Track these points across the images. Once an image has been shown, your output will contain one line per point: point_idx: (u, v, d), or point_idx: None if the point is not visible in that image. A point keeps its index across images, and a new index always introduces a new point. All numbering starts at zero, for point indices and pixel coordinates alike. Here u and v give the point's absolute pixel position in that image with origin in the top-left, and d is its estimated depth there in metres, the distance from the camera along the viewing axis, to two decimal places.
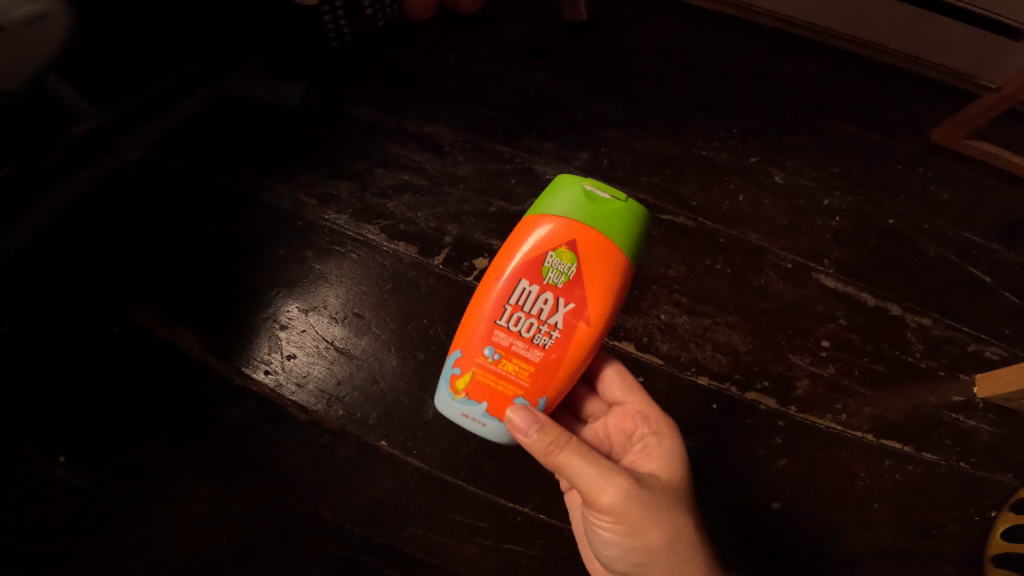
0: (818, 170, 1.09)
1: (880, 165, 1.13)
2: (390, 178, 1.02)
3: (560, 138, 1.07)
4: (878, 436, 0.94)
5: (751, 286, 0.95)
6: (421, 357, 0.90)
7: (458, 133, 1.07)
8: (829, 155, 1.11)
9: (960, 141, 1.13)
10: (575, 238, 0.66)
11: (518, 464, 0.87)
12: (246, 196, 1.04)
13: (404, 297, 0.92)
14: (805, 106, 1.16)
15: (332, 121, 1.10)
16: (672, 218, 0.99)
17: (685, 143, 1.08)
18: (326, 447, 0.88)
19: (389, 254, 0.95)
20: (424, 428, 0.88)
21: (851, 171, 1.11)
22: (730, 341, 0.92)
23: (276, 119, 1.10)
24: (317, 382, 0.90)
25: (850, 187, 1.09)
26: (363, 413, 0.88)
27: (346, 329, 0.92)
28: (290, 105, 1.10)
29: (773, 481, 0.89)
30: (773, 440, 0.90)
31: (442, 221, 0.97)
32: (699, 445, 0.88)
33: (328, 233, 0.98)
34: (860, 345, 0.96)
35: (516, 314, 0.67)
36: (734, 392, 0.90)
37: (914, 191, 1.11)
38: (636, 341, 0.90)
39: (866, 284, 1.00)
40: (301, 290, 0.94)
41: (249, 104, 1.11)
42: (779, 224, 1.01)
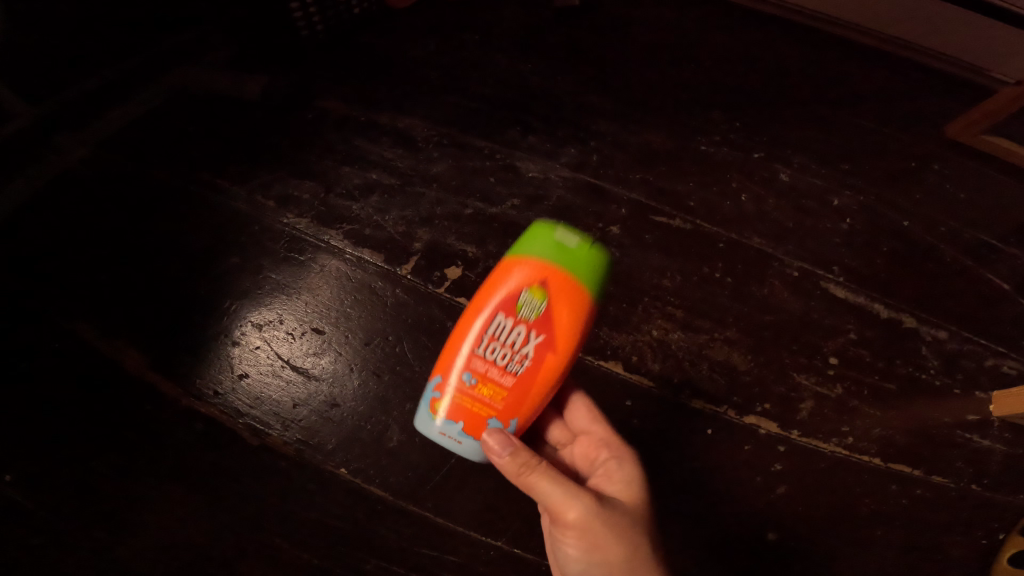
0: (826, 168, 1.00)
1: (894, 163, 1.04)
2: (357, 177, 0.92)
3: (546, 131, 0.97)
4: (886, 460, 0.85)
5: (754, 298, 0.86)
6: (387, 379, 0.81)
7: (433, 129, 0.97)
8: (840, 154, 1.02)
9: (981, 138, 1.04)
10: (548, 276, 0.57)
11: (492, 495, 0.78)
12: (201, 199, 0.95)
13: (368, 311, 0.83)
14: (815, 100, 1.06)
15: (298, 115, 1.00)
16: (667, 221, 0.89)
17: (683, 138, 0.98)
18: (282, 474, 0.80)
19: (352, 263, 0.85)
20: (389, 456, 0.79)
21: (862, 169, 1.02)
22: (730, 360, 0.83)
23: (238, 112, 1.01)
24: (274, 405, 0.82)
25: (861, 187, 1.00)
26: (321, 439, 0.80)
27: (303, 346, 0.83)
28: (254, 100, 1.01)
29: (772, 511, 0.81)
30: (772, 467, 0.81)
31: (411, 224, 0.87)
32: (692, 472, 0.80)
33: (287, 240, 0.88)
34: (871, 362, 0.87)
35: (490, 343, 0.57)
36: (732, 416, 0.81)
37: (928, 191, 1.03)
38: (624, 361, 0.81)
39: (878, 293, 0.91)
40: (256, 303, 0.86)
41: (208, 97, 1.02)
42: (784, 226, 0.92)
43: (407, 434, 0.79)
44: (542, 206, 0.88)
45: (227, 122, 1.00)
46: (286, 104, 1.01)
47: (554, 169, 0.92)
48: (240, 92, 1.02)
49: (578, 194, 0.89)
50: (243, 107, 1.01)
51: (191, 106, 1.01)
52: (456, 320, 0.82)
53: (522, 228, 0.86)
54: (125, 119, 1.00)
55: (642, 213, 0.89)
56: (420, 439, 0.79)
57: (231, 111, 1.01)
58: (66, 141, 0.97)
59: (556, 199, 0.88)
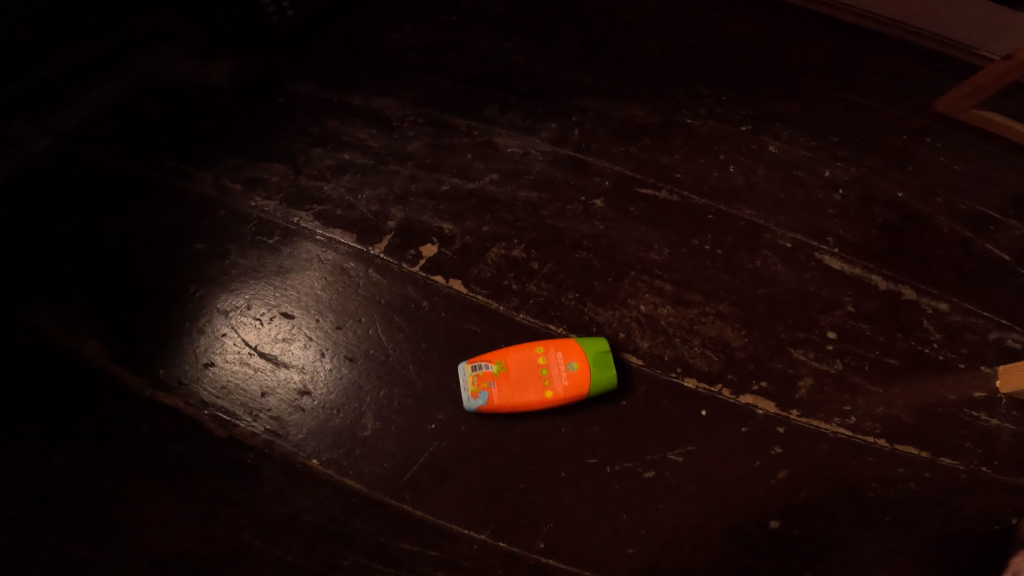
0: (816, 140, 0.97)
1: (886, 134, 1.01)
2: (329, 158, 0.88)
3: (525, 108, 0.93)
4: (891, 441, 0.80)
5: (746, 271, 0.82)
6: (360, 364, 0.76)
7: (409, 108, 0.94)
8: (830, 127, 0.99)
9: (970, 113, 1.00)
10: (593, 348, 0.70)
11: (474, 486, 0.73)
12: (169, 187, 0.90)
13: (339, 293, 0.78)
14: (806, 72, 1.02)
15: (268, 99, 0.96)
16: (653, 193, 0.85)
17: (667, 112, 0.95)
18: (250, 468, 0.75)
19: (322, 243, 0.81)
20: (364, 445, 0.74)
21: (853, 141, 0.99)
22: (722, 336, 0.79)
23: (205, 96, 0.97)
24: (242, 394, 0.78)
25: (852, 159, 0.97)
26: (291, 428, 0.76)
27: (272, 332, 0.79)
28: (224, 85, 0.97)
29: (772, 496, 0.76)
30: (772, 450, 0.76)
31: (384, 203, 0.82)
32: (686, 457, 0.75)
33: (255, 223, 0.84)
34: (873, 336, 0.82)
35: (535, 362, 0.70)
36: (727, 395, 0.77)
37: (921, 162, 0.99)
38: (611, 338, 0.77)
39: (875, 265, 0.87)
40: (222, 288, 0.82)
41: (175, 82, 0.98)
42: (775, 198, 0.88)
43: (383, 421, 0.74)
44: (522, 181, 0.83)
45: (194, 107, 0.96)
46: (257, 88, 0.97)
47: (533, 144, 0.87)
48: (209, 77, 0.98)
49: (559, 168, 0.85)
50: (212, 92, 0.97)
51: (157, 93, 0.97)
52: (432, 299, 0.77)
53: (501, 203, 0.82)
54: (88, 106, 0.95)
55: (627, 185, 0.85)
56: (397, 427, 0.74)
57: (199, 96, 0.97)
58: (27, 132, 0.93)
59: (536, 173, 0.84)
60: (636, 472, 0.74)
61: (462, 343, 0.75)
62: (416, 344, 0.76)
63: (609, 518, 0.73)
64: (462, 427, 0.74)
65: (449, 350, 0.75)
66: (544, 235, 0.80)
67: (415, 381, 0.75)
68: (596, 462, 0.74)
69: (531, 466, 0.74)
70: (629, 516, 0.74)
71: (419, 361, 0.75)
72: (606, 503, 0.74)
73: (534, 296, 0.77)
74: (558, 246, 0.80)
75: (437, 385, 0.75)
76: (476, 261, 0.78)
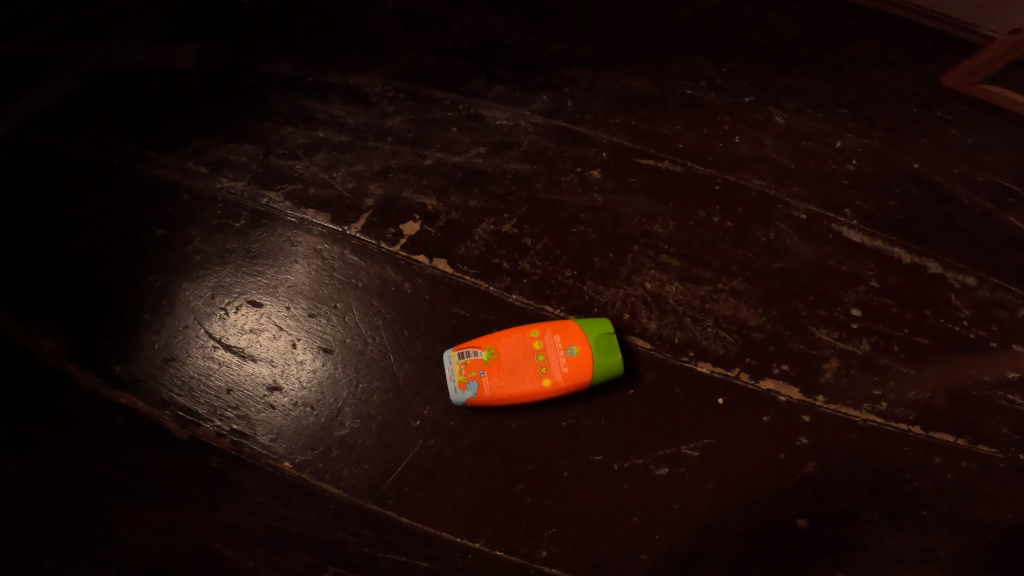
0: (826, 109, 0.91)
1: (903, 100, 0.93)
2: (302, 136, 0.81)
3: (515, 79, 0.86)
4: (926, 428, 0.73)
5: (759, 244, 0.75)
6: (335, 354, 0.68)
7: (389, 83, 0.87)
8: (842, 94, 0.92)
9: (981, 88, 0.93)
10: (594, 334, 0.62)
11: (467, 490, 0.65)
12: (128, 172, 0.83)
13: (311, 277, 0.71)
14: (815, 35, 0.95)
15: (238, 78, 0.89)
16: (654, 163, 0.78)
17: (667, 81, 0.88)
18: (215, 475, 0.67)
19: (293, 224, 0.74)
20: (341, 445, 0.66)
21: (866, 109, 0.92)
22: (737, 314, 0.71)
23: (170, 76, 0.90)
24: (206, 392, 0.70)
25: (865, 129, 0.90)
26: (260, 429, 0.68)
27: (238, 322, 0.71)
28: (188, 64, 0.90)
29: (799, 492, 0.68)
30: (797, 440, 0.69)
31: (362, 179, 0.75)
32: (702, 451, 0.68)
33: (221, 206, 0.76)
34: (900, 313, 0.75)
35: (529, 350, 0.62)
36: (745, 380, 0.69)
37: (941, 129, 0.92)
38: (615, 319, 0.70)
39: (897, 237, 0.80)
40: (184, 276, 0.74)
41: (136, 62, 0.90)
42: (786, 168, 0.82)
43: (362, 418, 0.67)
44: (512, 154, 0.77)
45: (158, 88, 0.89)
46: (225, 67, 0.90)
47: (524, 116, 0.80)
48: (174, 56, 0.91)
49: (552, 139, 0.78)
50: (176, 73, 0.90)
51: (116, 74, 0.89)
52: (414, 281, 0.70)
53: (489, 176, 0.75)
54: (39, 88, 0.87)
55: (625, 156, 0.78)
56: (378, 423, 0.66)
57: (162, 77, 0.90)
58: None
59: (527, 145, 0.77)
60: (648, 469, 0.67)
61: (449, 328, 0.68)
62: (397, 331, 0.68)
63: (619, 521, 0.66)
64: (451, 422, 0.66)
65: (434, 337, 0.68)
66: (537, 209, 0.73)
67: (396, 372, 0.67)
68: (602, 458, 0.67)
69: (530, 465, 0.66)
70: (641, 518, 0.66)
71: (400, 349, 0.68)
72: (615, 504, 0.66)
73: (527, 275, 0.70)
74: (553, 221, 0.73)
75: (422, 376, 0.67)
76: (462, 238, 0.71)
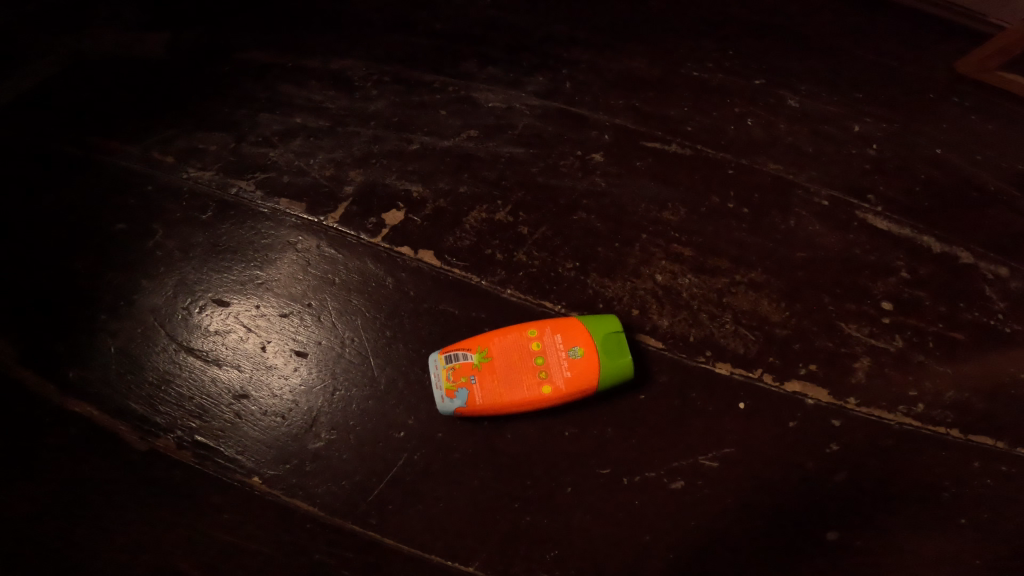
0: (844, 90, 0.84)
1: (926, 80, 0.87)
2: (277, 123, 0.74)
3: (508, 60, 0.79)
4: (964, 431, 0.65)
5: (778, 233, 0.68)
6: (310, 357, 0.61)
7: (373, 66, 0.80)
8: (861, 74, 0.86)
9: (999, 75, 0.86)
10: (601, 333, 0.55)
11: (460, 509, 0.58)
12: (83, 162, 0.75)
13: (284, 273, 0.64)
14: (829, 14, 0.89)
15: (211, 64, 0.83)
16: (661, 146, 0.72)
17: (672, 60, 0.81)
18: (175, 495, 0.60)
19: (263, 215, 0.67)
20: (316, 458, 0.59)
21: (888, 89, 0.85)
22: (758, 309, 0.65)
23: (138, 62, 0.83)
24: (165, 401, 0.62)
25: (886, 110, 0.84)
26: (225, 441, 0.60)
27: (203, 323, 0.64)
28: (159, 51, 0.84)
29: (829, 505, 0.61)
30: (828, 448, 0.62)
31: (341, 166, 0.69)
32: (722, 461, 0.61)
33: (186, 197, 0.70)
34: (934, 306, 0.69)
35: (527, 352, 0.55)
36: (768, 382, 0.63)
37: (968, 111, 0.86)
38: (622, 316, 0.63)
39: (924, 224, 0.74)
40: (144, 273, 0.67)
41: (101, 47, 0.84)
42: (803, 152, 0.76)
43: (340, 428, 0.59)
44: (506, 137, 0.70)
45: (124, 74, 0.82)
46: (197, 52, 0.84)
47: (518, 98, 0.74)
48: (142, 42, 0.84)
49: (550, 122, 0.72)
50: (143, 58, 0.83)
51: (76, 60, 0.83)
52: (397, 276, 0.63)
53: (481, 161, 0.68)
54: None
55: (629, 139, 0.72)
56: (357, 434, 0.59)
57: (127, 63, 0.83)
58: None
59: (522, 128, 0.71)
60: (662, 482, 0.60)
61: (437, 328, 0.61)
62: (378, 332, 0.61)
63: (631, 541, 0.58)
64: (440, 433, 0.59)
65: (420, 338, 0.61)
66: (534, 196, 0.67)
67: (378, 377, 0.60)
68: (611, 470, 0.60)
69: (529, 480, 0.59)
70: (655, 538, 0.59)
71: (382, 352, 0.61)
72: (627, 523, 0.59)
73: (524, 267, 0.63)
74: (552, 209, 0.66)
75: (407, 381, 0.60)
76: (452, 228, 0.65)
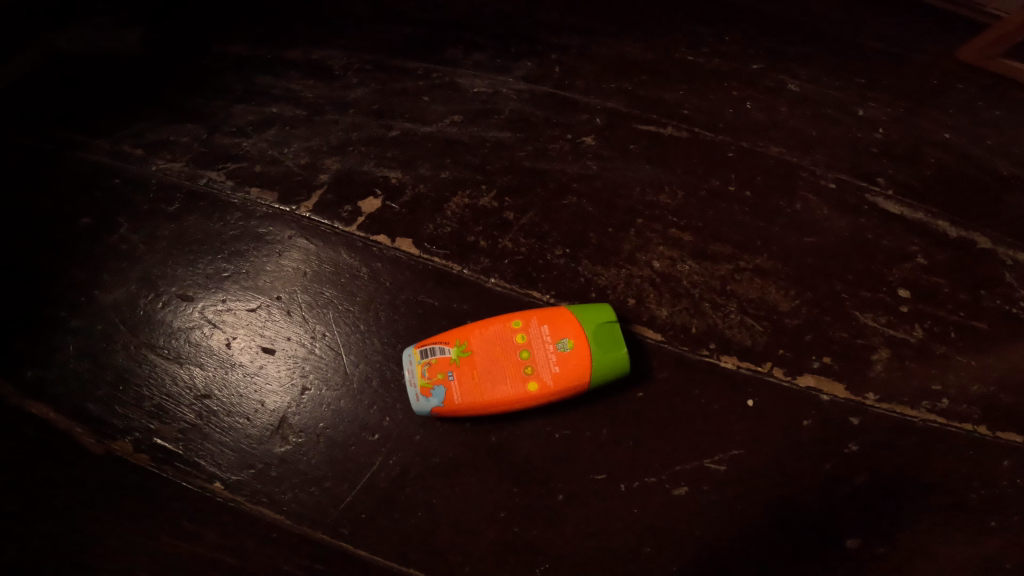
0: (853, 70, 0.78)
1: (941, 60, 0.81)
2: (251, 112, 0.70)
3: (494, 44, 0.74)
4: (993, 428, 0.60)
5: (784, 217, 0.64)
6: (278, 354, 0.57)
7: (349, 50, 0.74)
8: (875, 52, 0.80)
9: (1001, 63, 0.79)
10: (593, 325, 0.50)
11: (442, 520, 0.53)
12: (40, 153, 0.70)
13: (252, 265, 0.60)
14: None
15: (176, 48, 0.77)
16: (657, 129, 0.68)
17: (669, 40, 0.76)
18: (131, 505, 0.55)
19: (232, 206, 0.63)
20: (282, 463, 0.54)
21: (903, 69, 0.80)
22: (765, 297, 0.60)
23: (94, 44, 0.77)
24: (122, 402, 0.58)
25: (901, 90, 0.78)
26: (186, 444, 0.56)
27: (166, 319, 0.60)
28: (117, 32, 0.77)
29: (847, 510, 0.56)
30: (845, 448, 0.57)
31: (317, 154, 0.65)
32: (730, 464, 0.55)
33: (154, 189, 0.66)
34: (953, 294, 0.64)
35: (511, 346, 0.50)
36: (779, 377, 0.58)
37: (987, 91, 0.80)
38: (618, 306, 0.59)
39: (939, 208, 0.70)
40: (106, 268, 0.63)
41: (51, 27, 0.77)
42: (806, 135, 0.71)
43: (309, 430, 0.55)
44: (491, 122, 0.67)
45: (79, 58, 0.76)
46: (159, 33, 0.78)
47: (505, 82, 0.70)
48: (98, 21, 0.77)
49: (538, 106, 0.68)
50: (98, 39, 0.77)
51: (23, 39, 0.76)
52: (372, 266, 0.59)
53: (465, 146, 0.65)
54: None
55: (622, 122, 0.68)
56: (328, 436, 0.55)
57: (81, 44, 0.76)
58: None
59: (509, 112, 0.68)
60: (664, 488, 0.54)
61: (415, 320, 0.57)
62: (352, 325, 0.58)
63: (631, 553, 0.53)
64: (420, 435, 0.54)
65: (397, 331, 0.57)
66: (521, 180, 0.63)
67: (351, 374, 0.56)
68: (607, 475, 0.54)
69: (518, 486, 0.54)
70: (656, 548, 0.53)
71: (356, 348, 0.57)
72: (626, 532, 0.53)
73: (509, 255, 0.60)
74: (539, 193, 0.63)
75: (384, 379, 0.56)
76: (432, 215, 0.61)
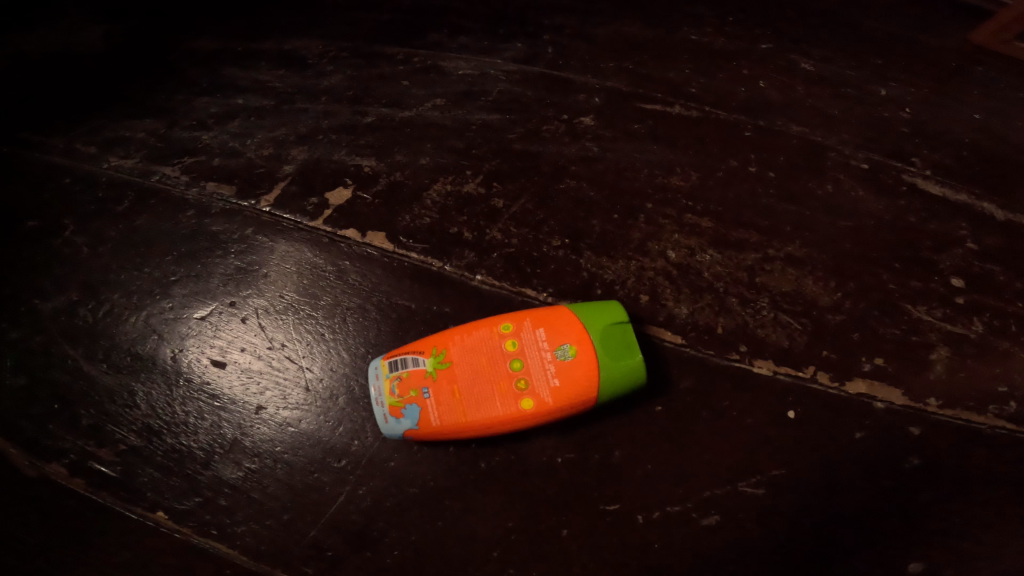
0: (878, 41, 0.71)
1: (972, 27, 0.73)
2: (215, 104, 0.64)
3: (481, 24, 0.67)
4: None
5: (812, 200, 0.57)
6: (230, 366, 0.50)
7: (322, 36, 0.68)
8: (901, 21, 0.73)
9: None
10: (597, 330, 0.42)
11: (427, 564, 0.44)
12: None
13: (204, 267, 0.53)
14: None
15: (136, 38, 0.70)
16: (663, 108, 0.61)
17: (673, 16, 0.70)
18: (57, 547, 0.46)
19: (186, 203, 0.56)
20: (234, 491, 0.46)
21: (933, 37, 0.72)
22: (796, 289, 0.52)
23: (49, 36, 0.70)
24: (51, 425, 0.49)
25: (933, 59, 0.70)
26: (123, 472, 0.47)
27: (106, 328, 0.52)
28: (73, 25, 0.71)
29: (911, 538, 0.46)
30: (904, 464, 0.48)
31: (283, 145, 0.58)
32: (769, 486, 0.47)
33: (104, 187, 0.59)
34: (1012, 282, 0.55)
35: (501, 355, 0.42)
36: (823, 383, 0.49)
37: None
38: (628, 304, 0.51)
39: (988, 186, 0.61)
40: (45, 275, 0.56)
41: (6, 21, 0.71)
42: (829, 112, 0.64)
43: (265, 453, 0.47)
44: (478, 105, 0.60)
45: (33, 52, 0.70)
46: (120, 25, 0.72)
47: (493, 64, 0.64)
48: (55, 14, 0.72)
49: (530, 87, 0.62)
50: (53, 32, 0.71)
51: None
52: (340, 264, 0.52)
53: (449, 131, 0.58)
54: None
55: (623, 101, 0.61)
56: (287, 460, 0.46)
57: (35, 38, 0.70)
58: None
59: (497, 94, 0.61)
60: (691, 519, 0.46)
61: (390, 325, 0.49)
62: (316, 331, 0.50)
63: None
64: (398, 460, 0.46)
65: (369, 338, 0.49)
66: (512, 165, 0.56)
67: (315, 387, 0.48)
68: (623, 505, 0.46)
69: (516, 518, 0.45)
70: None
71: (321, 358, 0.49)
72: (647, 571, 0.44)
73: (499, 248, 0.52)
74: (533, 179, 0.55)
75: (355, 394, 0.48)
76: (410, 206, 0.54)
